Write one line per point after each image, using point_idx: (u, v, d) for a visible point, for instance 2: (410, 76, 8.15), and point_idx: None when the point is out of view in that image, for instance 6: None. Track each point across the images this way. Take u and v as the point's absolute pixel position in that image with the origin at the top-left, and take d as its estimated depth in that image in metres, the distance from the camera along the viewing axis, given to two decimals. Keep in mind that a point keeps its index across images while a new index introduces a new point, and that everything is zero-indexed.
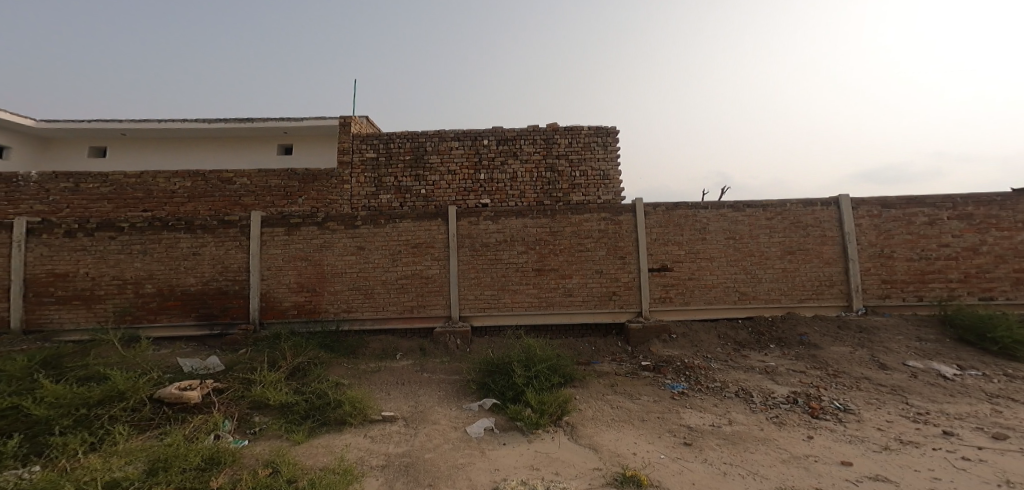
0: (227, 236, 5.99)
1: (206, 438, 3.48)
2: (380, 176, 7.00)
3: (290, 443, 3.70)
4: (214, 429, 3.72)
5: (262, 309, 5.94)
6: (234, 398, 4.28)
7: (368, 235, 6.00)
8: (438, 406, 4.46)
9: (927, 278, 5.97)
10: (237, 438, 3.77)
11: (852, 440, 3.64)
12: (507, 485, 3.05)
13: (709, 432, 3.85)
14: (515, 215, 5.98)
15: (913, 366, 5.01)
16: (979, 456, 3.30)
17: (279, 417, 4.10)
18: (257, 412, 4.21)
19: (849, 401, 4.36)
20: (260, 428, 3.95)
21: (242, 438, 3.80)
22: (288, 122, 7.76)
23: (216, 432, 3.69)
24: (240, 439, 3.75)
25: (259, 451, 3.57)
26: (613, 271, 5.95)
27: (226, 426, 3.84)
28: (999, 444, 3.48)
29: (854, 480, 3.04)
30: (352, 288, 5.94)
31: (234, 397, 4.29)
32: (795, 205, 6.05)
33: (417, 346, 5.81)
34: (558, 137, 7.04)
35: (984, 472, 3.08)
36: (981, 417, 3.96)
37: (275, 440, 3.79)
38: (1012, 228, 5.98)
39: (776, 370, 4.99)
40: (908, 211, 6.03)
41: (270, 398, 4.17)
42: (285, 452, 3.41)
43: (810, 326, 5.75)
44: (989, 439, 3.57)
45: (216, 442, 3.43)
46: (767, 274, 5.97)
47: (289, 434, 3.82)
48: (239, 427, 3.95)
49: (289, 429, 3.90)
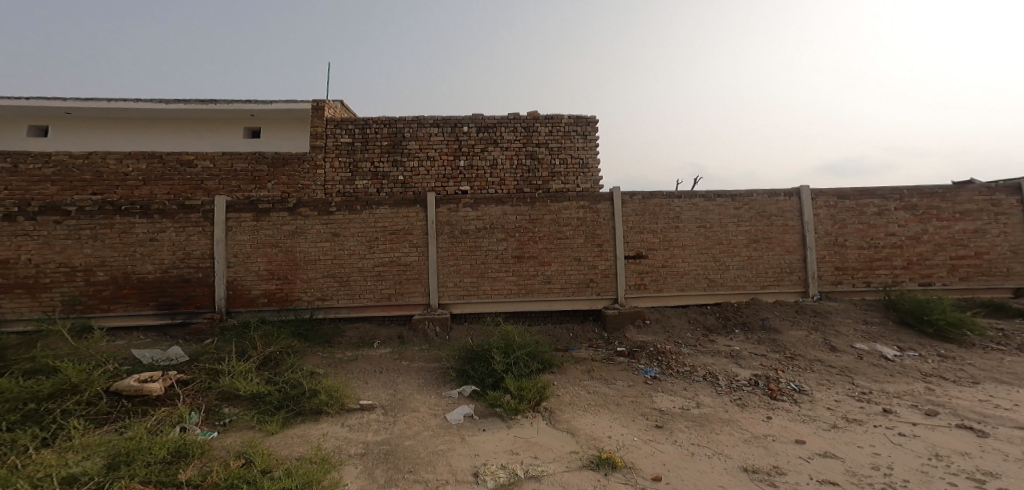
0: (188, 222, 5.72)
1: (171, 431, 3.37)
2: (356, 161, 6.81)
3: (264, 434, 3.64)
4: (179, 422, 3.60)
5: (229, 297, 5.74)
6: (201, 389, 4.16)
7: (343, 221, 5.87)
8: (418, 393, 4.47)
9: (875, 266, 6.40)
10: (206, 430, 3.67)
11: (805, 419, 3.91)
12: (487, 469, 3.13)
13: (679, 414, 4.04)
14: (494, 203, 5.97)
15: (860, 349, 5.38)
16: (913, 432, 3.62)
17: (251, 408, 4.01)
18: (227, 403, 4.10)
19: (803, 382, 4.66)
20: (230, 419, 3.86)
21: (211, 429, 3.71)
22: (255, 105, 7.43)
23: (182, 425, 3.58)
24: (209, 431, 3.65)
25: (229, 442, 3.49)
26: (590, 259, 6.06)
27: (192, 419, 3.73)
28: (931, 420, 3.83)
29: (807, 457, 3.28)
30: (327, 275, 5.82)
31: (201, 388, 4.17)
32: (761, 195, 6.32)
33: (395, 334, 5.75)
34: (538, 125, 7.03)
35: (917, 446, 3.39)
36: (916, 395, 4.34)
37: (247, 430, 3.72)
38: (951, 218, 6.46)
39: (740, 354, 5.25)
40: (861, 202, 6.42)
41: (240, 389, 4.07)
42: (258, 443, 3.35)
43: (771, 311, 6.07)
44: (923, 415, 3.91)
45: (182, 434, 3.34)
46: (733, 262, 6.24)
47: (261, 425, 3.74)
48: (207, 419, 3.85)
49: (261, 420, 3.83)
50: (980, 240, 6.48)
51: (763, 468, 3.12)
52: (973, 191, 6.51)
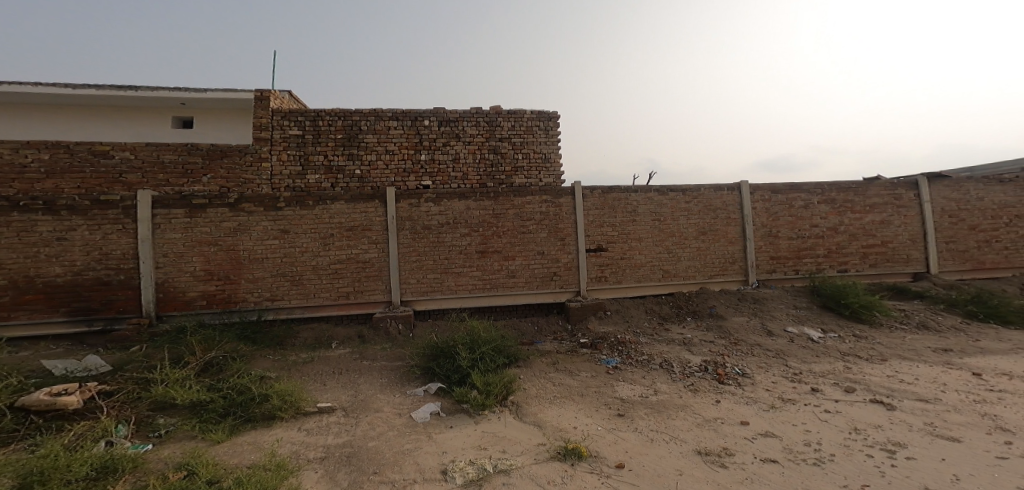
0: (104, 218, 5.15)
1: (95, 446, 3.04)
2: (307, 154, 6.44)
3: (208, 443, 3.37)
4: (104, 436, 3.25)
5: (159, 300, 5.25)
6: (128, 400, 3.78)
7: (292, 217, 5.54)
8: (382, 393, 4.34)
9: (803, 255, 6.99)
10: (138, 443, 3.34)
11: (748, 401, 4.21)
12: (455, 466, 3.09)
13: (639, 402, 4.21)
14: (457, 197, 5.88)
15: (791, 332, 5.87)
16: (837, 409, 4.00)
17: (191, 417, 3.70)
18: (162, 414, 3.75)
19: (746, 366, 5.00)
20: (167, 429, 3.54)
21: (144, 442, 3.39)
22: (184, 93, 6.81)
23: (107, 439, 3.23)
24: (141, 444, 3.32)
25: (167, 454, 3.20)
26: (553, 252, 6.14)
27: (120, 432, 3.38)
28: (850, 396, 4.25)
29: (751, 437, 3.53)
30: (276, 274, 5.48)
31: (128, 399, 3.78)
32: (708, 190, 6.69)
33: (354, 333, 5.53)
34: (501, 119, 6.97)
35: (840, 421, 3.76)
36: (837, 373, 4.80)
37: (188, 441, 3.42)
38: (863, 210, 7.19)
39: (692, 341, 5.55)
40: (791, 196, 6.97)
41: (177, 398, 3.74)
42: (201, 452, 3.10)
43: (717, 299, 6.44)
44: (844, 392, 4.34)
45: (109, 449, 3.02)
46: (684, 253, 6.56)
47: (205, 434, 3.46)
48: (139, 431, 3.51)
49: (204, 429, 3.54)
50: (885, 230, 7.25)
51: (714, 450, 3.33)
52: (880, 186, 7.28)
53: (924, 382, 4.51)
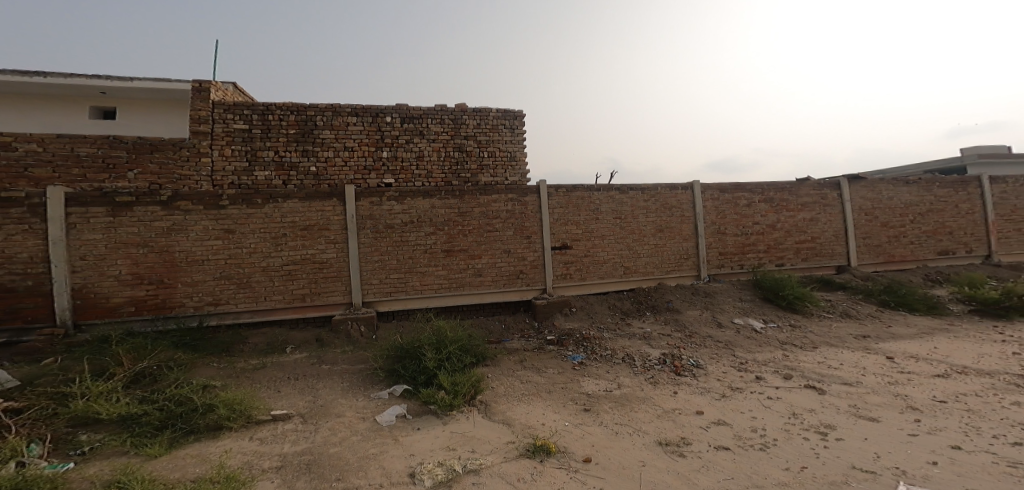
0: (7, 218, 4.58)
1: (3, 468, 2.67)
2: (254, 149, 6.04)
3: (143, 459, 3.07)
4: (13, 457, 2.86)
5: (77, 308, 4.74)
6: (42, 417, 3.35)
7: (238, 216, 5.17)
8: (343, 398, 4.15)
9: (747, 250, 7.43)
10: (55, 463, 2.97)
11: (702, 391, 4.41)
12: (424, 468, 3.00)
13: (604, 396, 4.29)
14: (421, 196, 5.74)
15: (738, 323, 6.23)
16: (778, 395, 4.27)
17: (120, 432, 3.35)
18: (84, 430, 3.37)
19: (700, 357, 5.24)
20: (91, 446, 3.17)
21: (64, 461, 3.02)
22: (104, 81, 6.20)
23: (18, 460, 2.85)
24: (61, 463, 2.96)
25: (93, 472, 2.87)
26: (519, 251, 6.13)
27: (33, 451, 2.99)
28: (789, 383, 4.57)
29: (705, 426, 3.70)
30: (219, 277, 5.10)
31: (42, 416, 3.36)
32: (664, 189, 6.94)
33: (311, 337, 5.26)
34: (466, 117, 6.87)
35: (781, 407, 4.02)
36: (777, 361, 5.14)
37: (118, 457, 3.09)
38: (795, 209, 7.75)
39: (651, 335, 5.75)
40: (736, 195, 7.39)
41: (102, 412, 3.37)
42: (136, 468, 2.82)
43: (674, 294, 6.70)
44: (783, 379, 4.65)
45: (20, 470, 2.67)
46: (644, 250, 6.78)
47: (138, 450, 3.15)
48: (57, 450, 3.12)
49: (137, 444, 3.21)
50: (815, 227, 7.85)
51: (673, 440, 3.46)
52: (810, 186, 7.88)
53: (848, 366, 4.92)
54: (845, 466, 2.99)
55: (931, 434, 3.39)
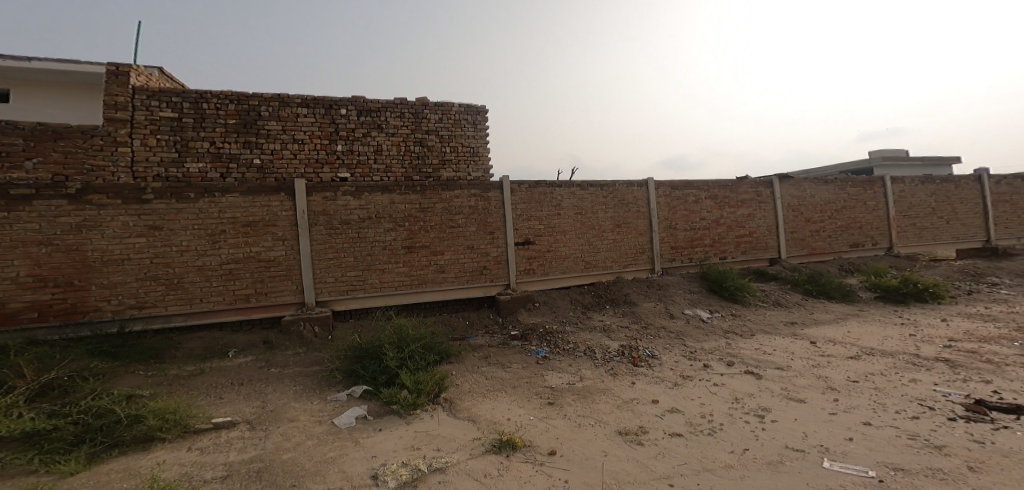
0: None
1: None
2: (187, 139, 5.60)
3: (58, 477, 2.77)
4: None
5: None
6: None
7: (166, 211, 4.78)
8: (296, 401, 3.95)
9: (695, 245, 7.81)
10: None
11: (657, 381, 4.59)
12: (386, 470, 2.92)
13: (566, 389, 4.37)
14: (379, 191, 5.55)
15: (688, 314, 6.53)
16: (722, 381, 4.54)
17: (26, 449, 3.00)
18: None
19: (654, 348, 5.45)
20: None
21: None
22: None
23: None
24: None
25: None
26: (481, 246, 6.09)
27: None
28: (732, 369, 4.85)
29: (660, 414, 3.85)
30: (145, 277, 4.70)
31: None
32: (621, 186, 7.14)
33: (258, 340, 4.97)
34: (427, 111, 6.71)
35: (725, 393, 4.27)
36: (721, 350, 5.45)
37: (25, 477, 2.77)
38: (736, 205, 8.23)
39: (611, 327, 5.91)
40: (685, 192, 7.74)
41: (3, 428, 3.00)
42: None
43: (630, 287, 6.92)
44: (726, 366, 4.94)
45: None
46: (602, 245, 6.95)
47: (49, 468, 2.84)
48: None
49: (49, 461, 2.89)
50: (752, 222, 8.38)
51: (632, 430, 3.57)
52: (749, 185, 8.40)
53: (780, 352, 5.31)
54: (779, 447, 3.22)
55: (849, 412, 3.72)
